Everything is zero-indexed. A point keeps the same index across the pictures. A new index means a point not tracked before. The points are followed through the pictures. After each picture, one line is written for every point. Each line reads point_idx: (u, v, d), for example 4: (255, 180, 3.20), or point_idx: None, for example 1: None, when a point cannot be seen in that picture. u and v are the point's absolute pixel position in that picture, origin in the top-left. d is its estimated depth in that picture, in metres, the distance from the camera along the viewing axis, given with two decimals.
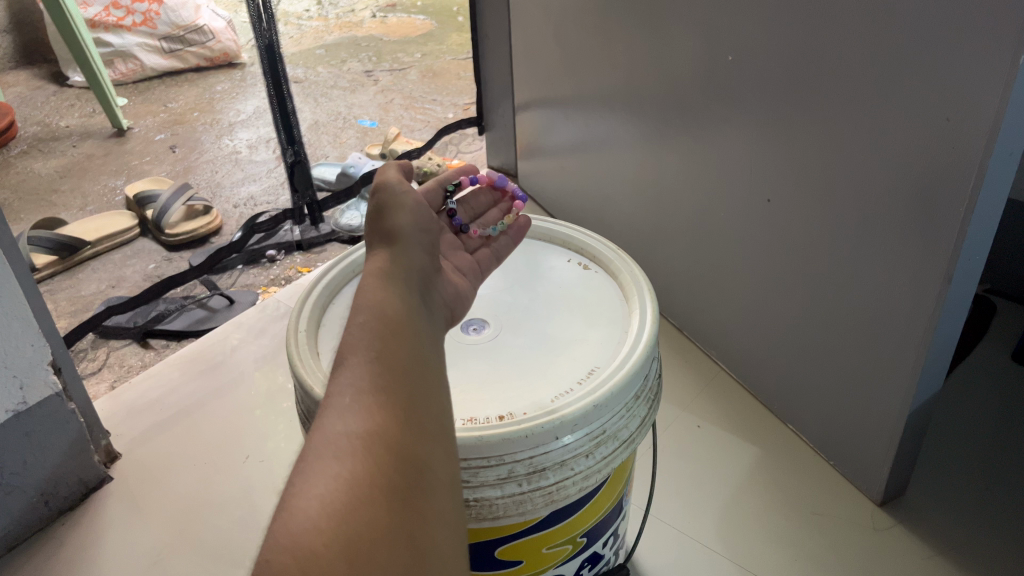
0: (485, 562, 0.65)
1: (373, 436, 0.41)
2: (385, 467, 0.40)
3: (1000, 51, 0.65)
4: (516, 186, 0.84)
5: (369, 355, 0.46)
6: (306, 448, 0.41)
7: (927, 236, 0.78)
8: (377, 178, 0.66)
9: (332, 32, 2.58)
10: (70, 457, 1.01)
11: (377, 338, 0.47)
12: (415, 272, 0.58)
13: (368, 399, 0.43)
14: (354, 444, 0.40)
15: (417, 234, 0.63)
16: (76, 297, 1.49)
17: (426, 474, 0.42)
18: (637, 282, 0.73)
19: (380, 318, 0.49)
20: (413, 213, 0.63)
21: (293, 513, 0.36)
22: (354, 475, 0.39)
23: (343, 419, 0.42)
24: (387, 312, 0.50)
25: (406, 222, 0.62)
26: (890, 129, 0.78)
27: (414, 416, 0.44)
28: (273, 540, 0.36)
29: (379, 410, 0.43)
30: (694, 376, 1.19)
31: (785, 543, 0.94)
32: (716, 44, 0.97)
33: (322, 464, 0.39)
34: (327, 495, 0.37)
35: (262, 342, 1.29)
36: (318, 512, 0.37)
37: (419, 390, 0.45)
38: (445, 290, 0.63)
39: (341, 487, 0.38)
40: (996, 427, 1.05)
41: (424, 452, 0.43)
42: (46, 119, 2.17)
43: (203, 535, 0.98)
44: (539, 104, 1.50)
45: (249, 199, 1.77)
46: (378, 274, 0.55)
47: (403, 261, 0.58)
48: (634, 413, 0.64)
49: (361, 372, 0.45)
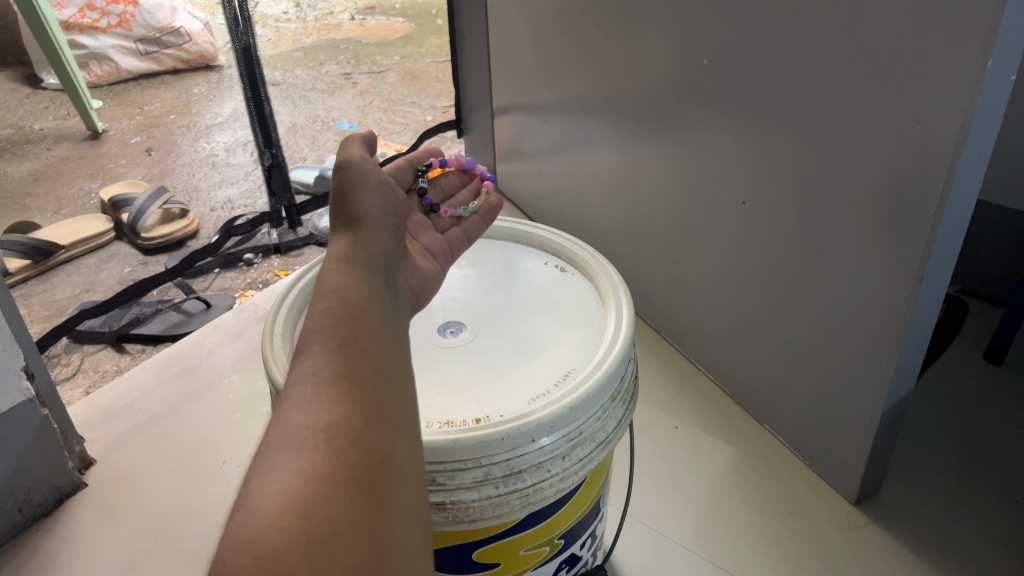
0: (463, 564, 0.65)
1: (335, 428, 0.41)
2: (348, 460, 0.40)
3: (968, 57, 0.67)
4: (485, 168, 0.84)
5: (331, 346, 0.46)
6: (267, 442, 0.41)
7: (898, 239, 0.79)
8: (341, 157, 0.65)
9: (311, 34, 2.57)
10: (43, 464, 0.99)
11: (341, 329, 0.48)
12: (379, 257, 0.59)
13: (330, 391, 0.43)
14: (315, 436, 0.40)
15: (383, 220, 0.63)
16: (50, 302, 1.48)
17: (390, 466, 0.42)
18: (613, 283, 0.73)
19: (343, 308, 0.49)
20: (377, 197, 0.64)
21: (251, 508, 0.36)
22: (315, 469, 0.39)
23: (305, 411, 0.42)
24: (351, 303, 0.50)
25: (372, 205, 0.63)
26: (860, 131, 0.79)
27: (378, 408, 0.44)
28: (231, 539, 0.36)
29: (342, 402, 0.43)
30: (671, 378, 1.20)
31: (761, 543, 0.94)
32: (691, 48, 0.98)
33: (284, 459, 0.39)
34: (287, 491, 0.37)
35: (238, 345, 1.28)
36: (279, 509, 0.36)
37: (382, 381, 0.46)
38: (411, 273, 0.64)
39: (303, 481, 0.38)
40: (970, 425, 1.06)
41: (389, 444, 0.43)
42: (20, 122, 2.14)
43: (179, 541, 0.97)
44: (516, 107, 1.50)
45: (226, 202, 1.76)
46: (342, 259, 0.55)
47: (367, 248, 0.58)
48: (611, 414, 0.64)
49: (323, 363, 0.45)
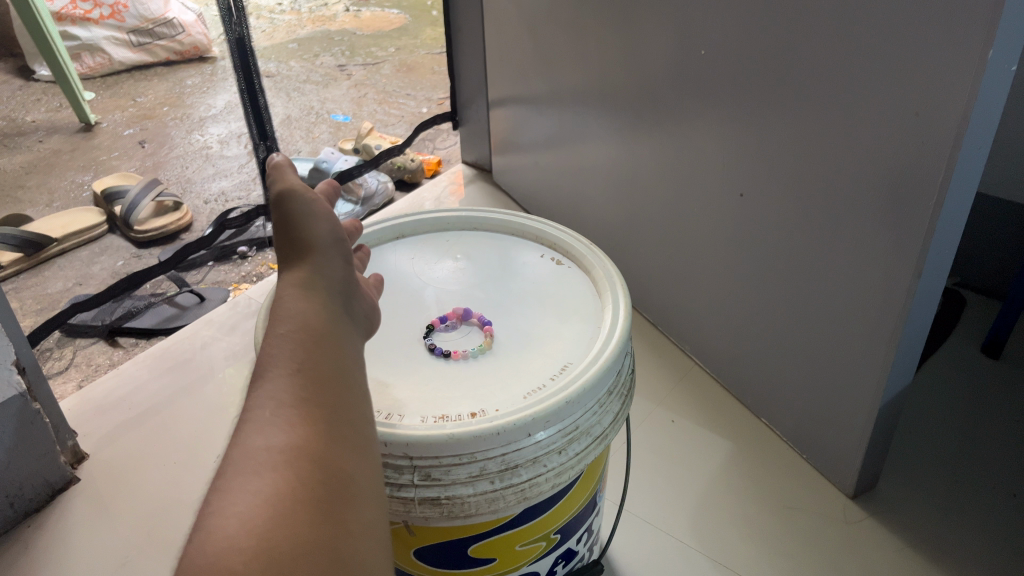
0: (458, 558, 0.65)
1: (294, 452, 0.44)
2: (307, 481, 0.43)
3: (968, 48, 0.66)
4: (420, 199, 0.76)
5: (290, 369, 0.48)
6: (228, 465, 0.43)
7: (896, 231, 0.79)
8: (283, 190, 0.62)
9: (305, 26, 2.55)
10: (35, 458, 0.99)
11: (300, 351, 0.50)
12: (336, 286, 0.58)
13: (290, 413, 0.46)
14: (274, 459, 0.43)
15: (337, 245, 0.61)
16: (42, 295, 1.46)
17: (349, 486, 0.44)
18: (610, 276, 0.73)
19: (303, 330, 0.51)
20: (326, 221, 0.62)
21: (212, 531, 0.39)
22: (274, 491, 0.42)
23: (264, 434, 0.44)
24: (312, 325, 0.52)
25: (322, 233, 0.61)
26: (858, 121, 0.79)
27: (336, 429, 0.46)
28: (192, 561, 0.38)
29: (300, 424, 0.45)
30: (667, 371, 1.19)
31: (757, 537, 0.94)
32: (689, 39, 0.97)
33: (244, 481, 0.42)
34: (246, 513, 0.40)
35: (232, 339, 1.27)
36: (238, 531, 0.39)
37: (341, 402, 0.48)
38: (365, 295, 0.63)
39: (261, 503, 0.41)
40: (966, 418, 1.06)
41: (346, 463, 0.45)
42: (11, 114, 2.12)
43: (173, 535, 0.97)
44: (512, 99, 1.49)
45: (220, 194, 1.75)
46: (298, 286, 0.56)
47: (325, 278, 0.58)
48: (607, 409, 0.64)
49: (283, 385, 0.47)
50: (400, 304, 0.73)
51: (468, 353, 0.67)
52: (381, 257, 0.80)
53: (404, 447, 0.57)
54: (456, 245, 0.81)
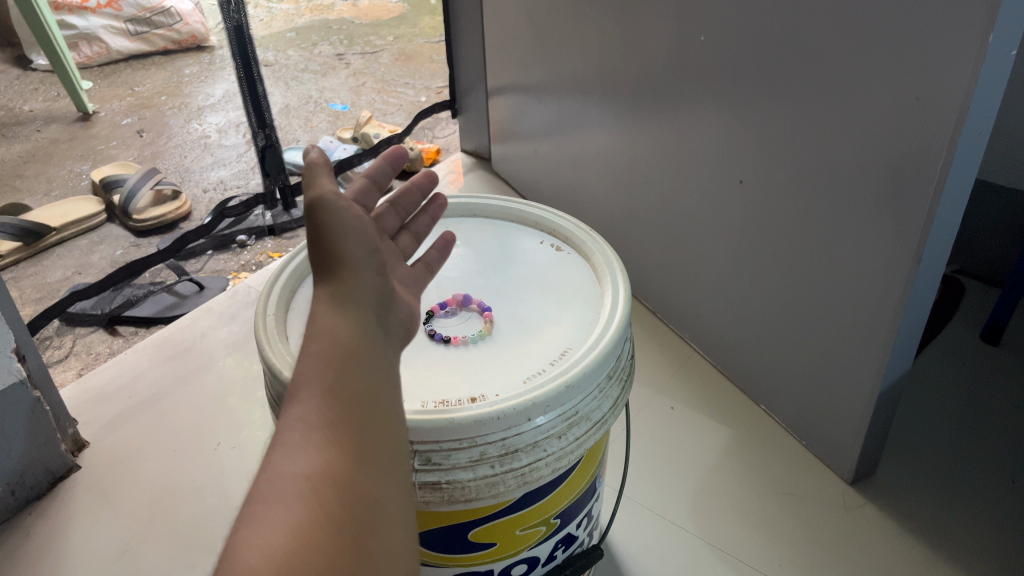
0: (459, 543, 0.66)
1: (323, 479, 0.42)
2: (334, 510, 0.41)
3: (969, 33, 0.66)
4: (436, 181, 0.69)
5: (322, 388, 0.46)
6: (256, 490, 0.41)
7: (897, 217, 0.78)
8: (312, 195, 0.53)
9: (303, 15, 2.54)
10: (36, 446, 0.99)
11: (332, 367, 0.47)
12: (371, 304, 0.52)
13: (319, 435, 0.44)
14: (304, 486, 0.41)
15: (371, 257, 0.55)
16: (42, 284, 1.46)
17: (374, 513, 0.43)
18: (609, 262, 0.72)
19: (338, 343, 0.48)
20: (359, 230, 0.55)
21: (237, 562, 0.37)
22: (302, 520, 0.40)
23: (293, 458, 0.42)
24: (347, 338, 0.49)
25: (354, 246, 0.54)
26: (859, 106, 0.78)
27: (364, 453, 0.45)
28: None
29: (329, 449, 0.43)
30: (667, 358, 1.19)
31: (756, 523, 0.95)
32: (689, 25, 0.97)
33: (270, 509, 0.40)
34: (273, 544, 0.38)
35: (232, 328, 1.27)
36: (263, 561, 0.37)
37: (369, 422, 0.46)
38: (402, 311, 0.56)
39: (288, 533, 0.39)
40: (965, 405, 1.06)
41: (373, 490, 0.44)
42: (9, 103, 2.12)
43: (174, 523, 0.97)
44: (512, 87, 1.49)
45: (218, 183, 1.74)
46: (332, 296, 0.51)
47: (362, 290, 0.52)
48: (607, 394, 0.64)
49: (313, 406, 0.45)
50: None
51: (467, 338, 0.67)
52: None
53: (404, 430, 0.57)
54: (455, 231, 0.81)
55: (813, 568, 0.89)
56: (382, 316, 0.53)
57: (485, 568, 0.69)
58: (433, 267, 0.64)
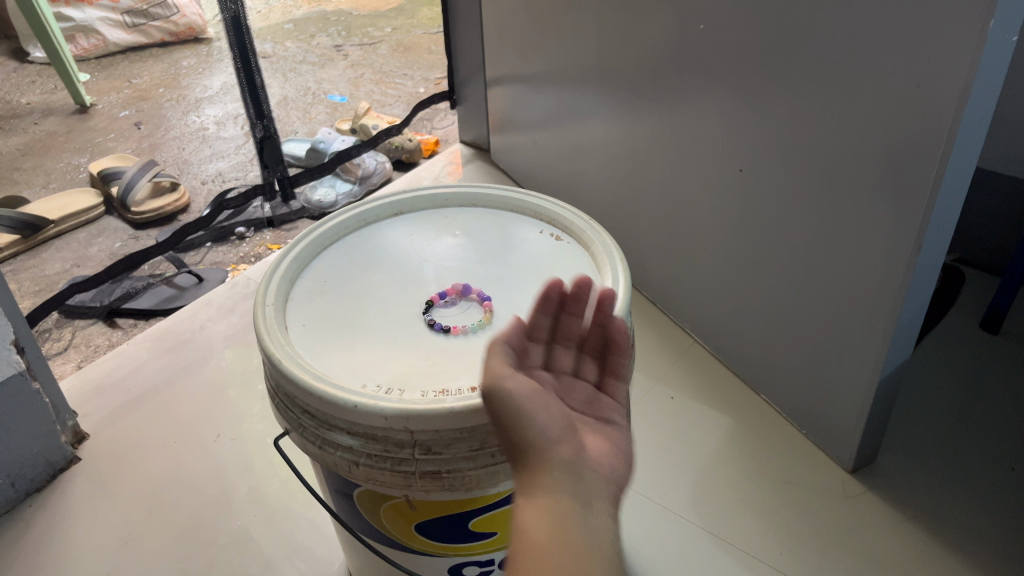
0: (460, 532, 0.66)
1: None
2: None
3: (969, 19, 0.65)
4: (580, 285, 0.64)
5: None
6: None
7: (897, 205, 0.78)
8: (486, 380, 0.53)
9: (301, 6, 2.53)
10: (36, 438, 0.99)
11: (542, 556, 0.46)
12: (570, 481, 0.51)
13: None
14: None
15: (557, 428, 0.53)
16: (40, 276, 1.46)
17: None
18: (609, 251, 0.72)
19: (542, 529, 0.47)
20: (544, 408, 0.53)
21: None
22: None
23: None
24: (551, 521, 0.48)
25: (543, 424, 0.53)
26: (860, 94, 0.78)
27: None
28: None
29: None
30: (666, 348, 1.19)
31: (756, 512, 0.95)
32: (688, 14, 0.96)
33: None
34: None
35: (231, 320, 1.27)
36: None
37: None
38: (602, 465, 0.54)
39: None
40: (966, 393, 1.07)
41: None
42: (6, 95, 2.11)
43: (175, 515, 0.97)
44: (511, 78, 1.48)
45: (217, 175, 1.74)
46: (532, 482, 0.50)
47: (560, 469, 0.51)
48: (607, 382, 0.64)
49: None
50: (398, 279, 0.73)
51: (467, 328, 0.67)
52: (379, 233, 0.79)
53: (404, 420, 0.57)
54: (454, 221, 0.81)
55: (814, 557, 0.89)
56: (577, 490, 0.50)
57: (485, 558, 0.69)
58: (622, 374, 0.63)
